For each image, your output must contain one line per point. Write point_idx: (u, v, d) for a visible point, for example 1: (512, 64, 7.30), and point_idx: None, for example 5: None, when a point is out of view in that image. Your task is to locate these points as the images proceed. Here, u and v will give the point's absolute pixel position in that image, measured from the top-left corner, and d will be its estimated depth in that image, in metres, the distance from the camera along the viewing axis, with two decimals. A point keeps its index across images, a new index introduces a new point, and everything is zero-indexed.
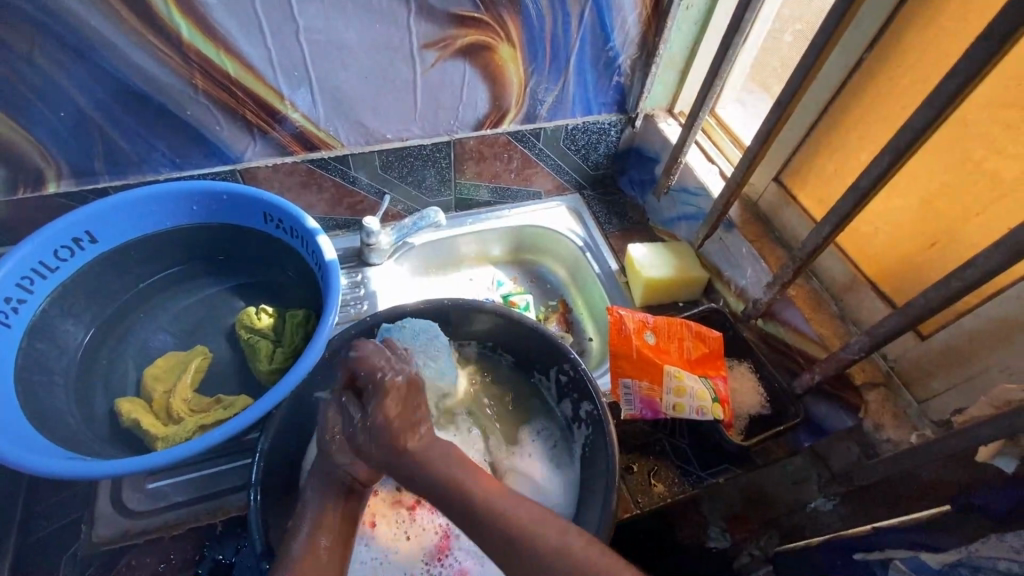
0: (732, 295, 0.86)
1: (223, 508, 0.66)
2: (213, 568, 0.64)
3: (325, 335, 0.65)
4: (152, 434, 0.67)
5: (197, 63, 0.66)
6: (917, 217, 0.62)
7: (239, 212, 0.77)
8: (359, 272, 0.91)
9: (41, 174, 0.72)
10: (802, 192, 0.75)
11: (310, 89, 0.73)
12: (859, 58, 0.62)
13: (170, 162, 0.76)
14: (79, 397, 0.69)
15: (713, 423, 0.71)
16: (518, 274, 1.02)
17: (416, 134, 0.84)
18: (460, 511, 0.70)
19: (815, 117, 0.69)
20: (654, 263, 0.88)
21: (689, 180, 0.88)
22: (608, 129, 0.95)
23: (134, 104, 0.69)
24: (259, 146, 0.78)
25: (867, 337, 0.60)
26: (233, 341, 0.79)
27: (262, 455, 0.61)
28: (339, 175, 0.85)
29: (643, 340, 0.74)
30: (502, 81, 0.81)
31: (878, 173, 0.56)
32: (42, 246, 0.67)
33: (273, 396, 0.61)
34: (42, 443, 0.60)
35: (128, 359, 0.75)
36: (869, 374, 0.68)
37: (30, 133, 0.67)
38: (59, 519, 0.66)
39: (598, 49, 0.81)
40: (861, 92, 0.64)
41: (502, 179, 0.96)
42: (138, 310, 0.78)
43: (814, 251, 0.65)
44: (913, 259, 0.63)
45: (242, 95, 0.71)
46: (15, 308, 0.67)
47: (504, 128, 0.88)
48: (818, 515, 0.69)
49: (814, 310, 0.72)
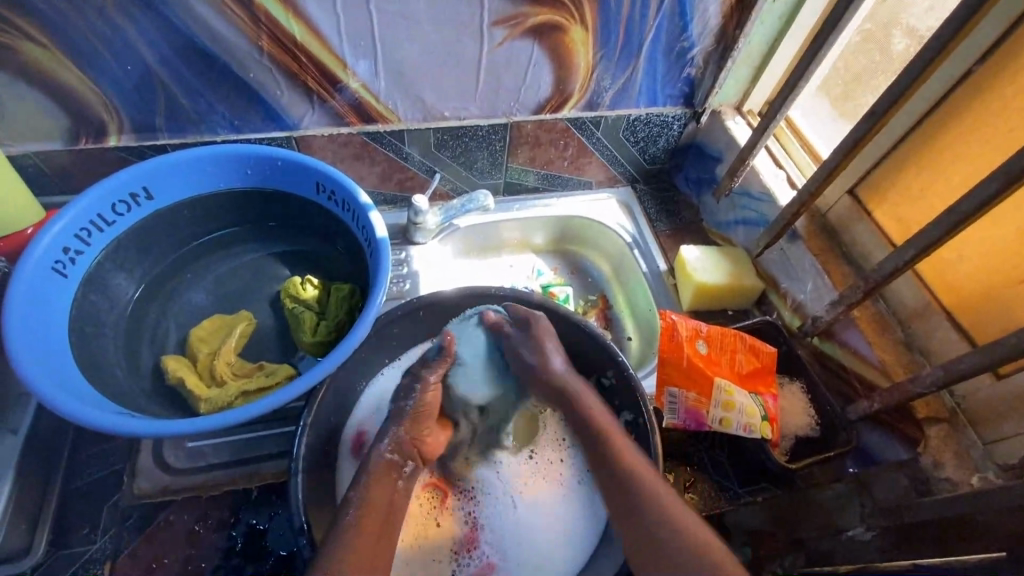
0: (788, 309, 0.82)
1: (259, 474, 0.67)
2: (247, 533, 0.65)
3: (374, 312, 0.64)
4: (195, 395, 0.67)
5: (265, 24, 0.65)
6: (1010, 248, 0.58)
7: (293, 180, 0.76)
8: (403, 250, 0.90)
9: (103, 127, 0.72)
10: (879, 209, 0.71)
11: (373, 60, 0.72)
12: (968, 69, 0.57)
13: (228, 123, 0.75)
14: (127, 352, 0.71)
15: (760, 442, 0.69)
16: (560, 264, 1.00)
17: (474, 114, 0.82)
18: (491, 503, 0.70)
19: (907, 129, 0.65)
20: (706, 268, 0.84)
21: (753, 184, 0.84)
22: (672, 123, 0.90)
23: (197, 62, 0.68)
24: (317, 115, 0.77)
25: (941, 371, 0.56)
26: (278, 309, 0.79)
27: (304, 427, 0.62)
28: (392, 150, 0.83)
29: (695, 350, 0.72)
30: (569, 64, 0.77)
31: (982, 199, 0.51)
32: (102, 198, 0.68)
33: (319, 370, 0.61)
34: (90, 395, 0.60)
35: (175, 317, 0.76)
36: (933, 409, 0.65)
37: (95, 84, 0.67)
38: (101, 469, 0.68)
39: (672, 39, 0.77)
40: (964, 106, 0.59)
41: (555, 166, 0.93)
42: (187, 269, 0.78)
43: (891, 274, 0.61)
44: (999, 292, 0.59)
45: (305, 61, 0.70)
46: (72, 259, 0.67)
47: (565, 113, 0.85)
48: (853, 545, 0.62)
49: (879, 335, 0.68)
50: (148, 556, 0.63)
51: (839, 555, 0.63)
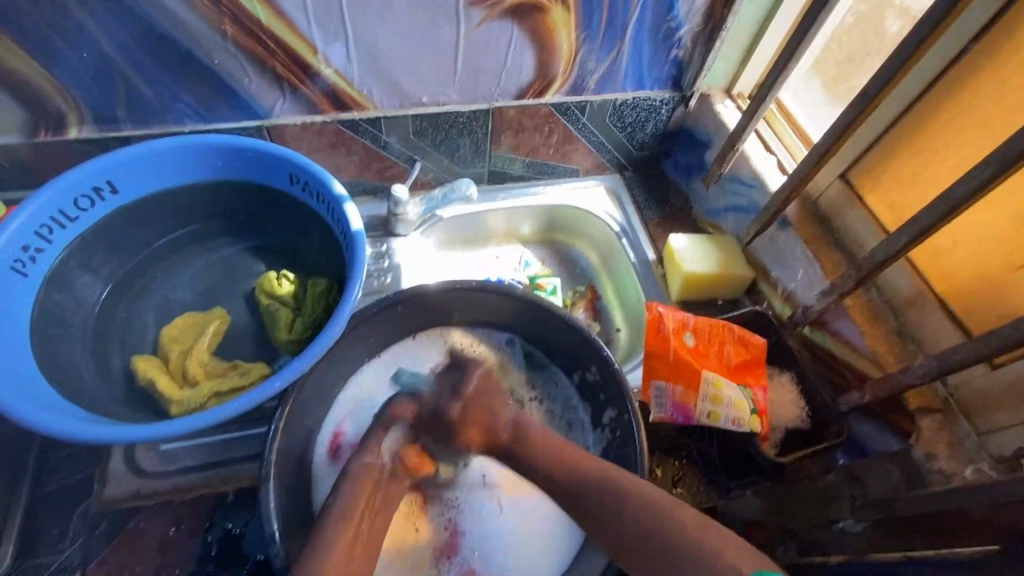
0: (778, 298, 0.80)
1: (235, 477, 0.65)
2: (223, 537, 0.64)
3: (348, 310, 0.61)
4: (167, 397, 0.65)
5: (227, 7, 0.62)
6: (1005, 235, 0.56)
7: (265, 171, 0.73)
8: (384, 243, 0.88)
9: (63, 118, 0.69)
10: (871, 193, 0.68)
11: (345, 44, 0.68)
12: (963, 47, 0.54)
13: (195, 113, 0.72)
14: (95, 353, 0.68)
15: (748, 437, 0.66)
16: (546, 254, 0.97)
17: (454, 100, 0.79)
18: (474, 507, 0.68)
19: (900, 112, 0.62)
20: (695, 257, 0.82)
21: (743, 169, 0.81)
22: (660, 107, 0.88)
23: (158, 48, 0.65)
24: (289, 103, 0.74)
25: (933, 363, 0.55)
26: (253, 306, 0.76)
27: (278, 428, 0.60)
28: (369, 139, 0.80)
29: (682, 342, 0.70)
30: (551, 46, 0.74)
31: (977, 183, 0.49)
32: (61, 193, 0.65)
33: (292, 370, 0.58)
34: (51, 399, 0.58)
35: (146, 316, 0.73)
36: (926, 400, 0.63)
37: (51, 74, 0.64)
38: (71, 474, 0.66)
39: (658, 20, 0.74)
40: (959, 87, 0.57)
41: (540, 154, 0.90)
42: (157, 266, 0.76)
43: (883, 262, 0.59)
44: (995, 279, 0.57)
45: (273, 46, 0.67)
46: (33, 258, 0.64)
47: (549, 99, 0.82)
48: (845, 535, 0.64)
49: (870, 324, 0.66)
50: (120, 564, 0.62)
51: (830, 544, 0.66)
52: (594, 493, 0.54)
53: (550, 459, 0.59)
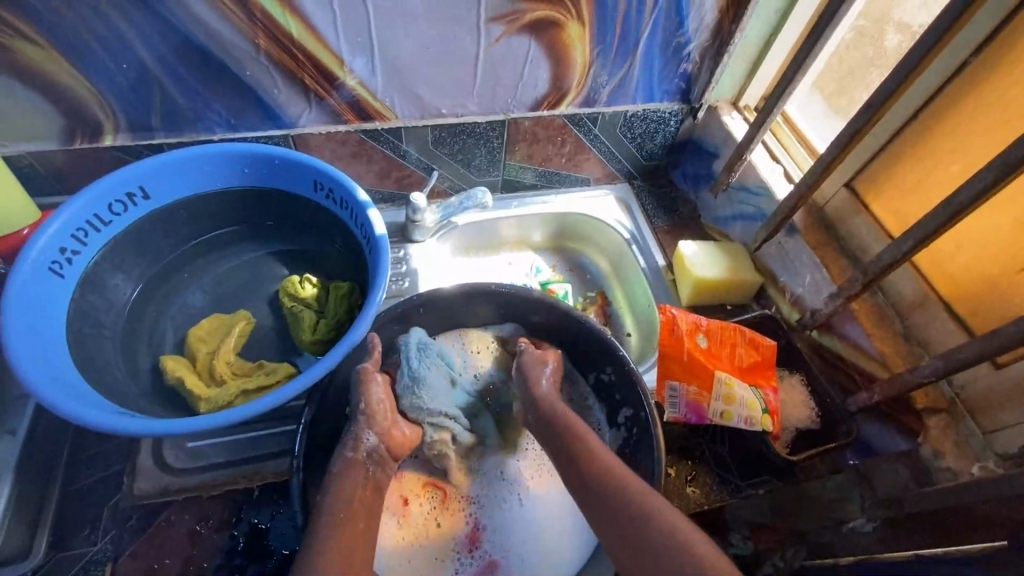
0: (787, 303, 0.82)
1: (259, 473, 0.67)
2: (249, 532, 0.65)
3: (374, 311, 0.63)
4: (195, 395, 0.67)
5: (261, 21, 0.65)
6: (1005, 239, 0.58)
7: (291, 178, 0.75)
8: (401, 248, 0.90)
9: (99, 125, 0.71)
10: (877, 200, 0.71)
11: (370, 57, 0.71)
12: (963, 61, 0.57)
13: (225, 122, 0.75)
14: (125, 352, 0.70)
15: (760, 434, 0.69)
16: (557, 260, 1.00)
17: (472, 111, 0.82)
18: (495, 502, 0.70)
19: (903, 122, 0.65)
20: (705, 262, 0.85)
21: (751, 178, 0.84)
22: (669, 119, 0.91)
23: (194, 59, 0.68)
24: (314, 113, 0.77)
25: (940, 361, 0.57)
26: (276, 309, 0.78)
27: (306, 424, 0.62)
28: (390, 148, 0.83)
29: (695, 344, 0.72)
30: (566, 60, 0.77)
31: (979, 188, 0.52)
32: (97, 198, 0.67)
33: (319, 368, 0.60)
34: (86, 394, 0.60)
35: (173, 316, 0.76)
36: (932, 399, 0.65)
37: (91, 83, 0.67)
38: (100, 470, 0.68)
39: (669, 35, 0.77)
40: (959, 99, 0.60)
41: (553, 163, 0.93)
42: (183, 269, 0.78)
43: (889, 266, 0.61)
44: (998, 282, 0.59)
45: (303, 58, 0.70)
46: (69, 259, 0.67)
47: (562, 110, 0.85)
48: (854, 536, 0.62)
49: (877, 327, 0.69)
50: (147, 558, 0.63)
51: (839, 547, 0.64)
52: (607, 499, 0.54)
53: (570, 457, 0.60)
